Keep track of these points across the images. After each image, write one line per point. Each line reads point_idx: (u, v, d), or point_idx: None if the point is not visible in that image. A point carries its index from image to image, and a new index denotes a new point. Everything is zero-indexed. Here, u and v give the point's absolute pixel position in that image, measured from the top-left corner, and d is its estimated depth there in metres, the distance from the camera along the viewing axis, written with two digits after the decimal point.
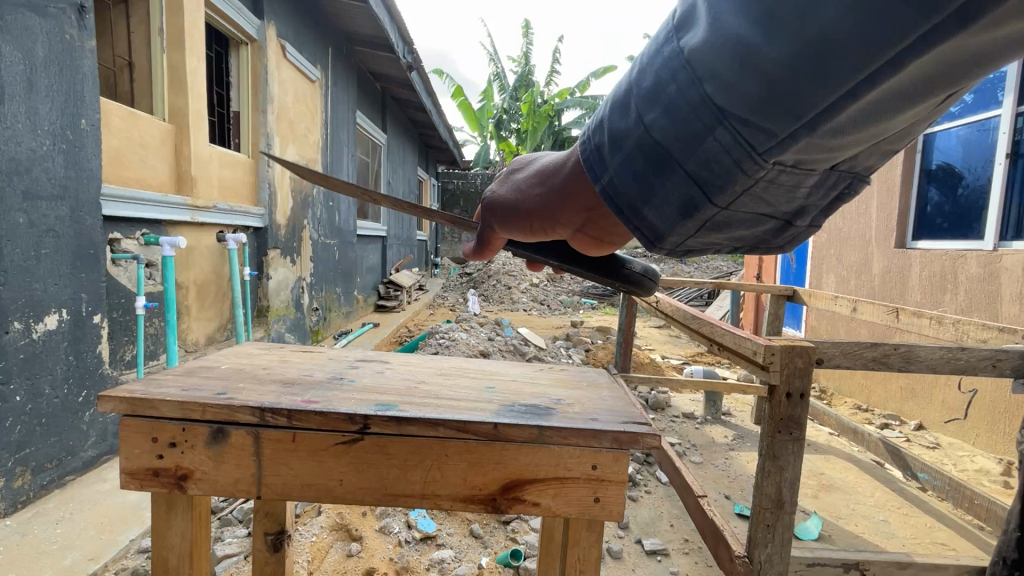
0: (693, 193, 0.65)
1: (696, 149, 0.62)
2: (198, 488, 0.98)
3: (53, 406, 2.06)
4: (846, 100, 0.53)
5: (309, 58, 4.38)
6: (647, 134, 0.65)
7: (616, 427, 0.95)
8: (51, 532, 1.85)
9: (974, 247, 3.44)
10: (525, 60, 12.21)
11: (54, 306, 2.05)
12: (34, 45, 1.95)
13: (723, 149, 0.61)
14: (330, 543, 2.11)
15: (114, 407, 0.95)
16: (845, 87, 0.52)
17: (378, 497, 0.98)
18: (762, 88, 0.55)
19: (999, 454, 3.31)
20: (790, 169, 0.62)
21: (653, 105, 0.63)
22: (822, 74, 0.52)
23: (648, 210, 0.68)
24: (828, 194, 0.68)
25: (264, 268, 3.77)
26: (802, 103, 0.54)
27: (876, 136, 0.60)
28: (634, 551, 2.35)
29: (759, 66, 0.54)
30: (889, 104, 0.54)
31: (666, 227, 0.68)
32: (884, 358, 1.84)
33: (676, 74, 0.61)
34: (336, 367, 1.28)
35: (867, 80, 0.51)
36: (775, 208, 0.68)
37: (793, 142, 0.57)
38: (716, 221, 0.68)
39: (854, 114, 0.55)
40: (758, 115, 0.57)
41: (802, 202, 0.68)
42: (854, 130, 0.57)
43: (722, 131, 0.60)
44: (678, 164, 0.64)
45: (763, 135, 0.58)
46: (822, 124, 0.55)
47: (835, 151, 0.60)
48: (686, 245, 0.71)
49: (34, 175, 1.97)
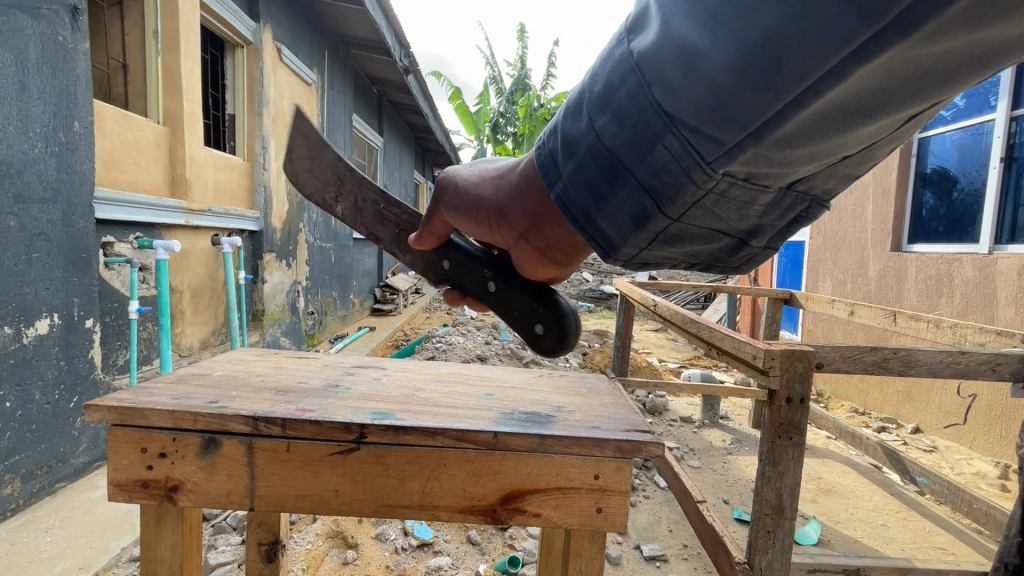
0: (645, 203, 0.63)
1: (646, 156, 0.60)
2: (189, 500, 0.96)
3: (44, 412, 2.03)
4: (792, 109, 0.53)
5: (305, 61, 4.36)
6: (599, 141, 0.63)
7: (619, 436, 0.93)
8: (41, 541, 1.81)
9: (970, 251, 3.45)
10: (521, 64, 12.23)
11: (45, 311, 2.02)
12: (27, 46, 1.93)
13: (672, 158, 0.59)
14: (326, 551, 2.08)
15: (103, 416, 0.92)
16: (790, 96, 0.52)
17: (375, 508, 0.96)
18: (710, 94, 0.53)
19: (996, 457, 3.31)
20: (742, 183, 0.60)
21: (603, 110, 0.61)
22: (766, 81, 0.51)
23: (601, 219, 0.66)
24: (784, 215, 0.68)
25: (259, 271, 3.74)
26: (748, 110, 0.53)
27: (828, 152, 0.59)
28: (633, 557, 2.32)
29: (706, 71, 0.53)
30: (838, 116, 0.54)
31: (619, 237, 0.66)
32: (884, 362, 1.82)
33: (626, 78, 0.59)
34: (332, 375, 1.25)
35: (812, 88, 0.51)
36: (729, 224, 0.67)
37: (740, 152, 0.56)
38: (670, 233, 0.67)
39: (801, 124, 0.54)
40: (705, 122, 0.55)
41: (756, 221, 0.67)
42: (801, 143, 0.56)
43: (671, 139, 0.58)
44: (630, 172, 0.62)
45: (711, 143, 0.57)
46: (770, 133, 0.55)
47: (788, 166, 0.59)
48: (641, 256, 0.70)
49: (26, 178, 1.94)
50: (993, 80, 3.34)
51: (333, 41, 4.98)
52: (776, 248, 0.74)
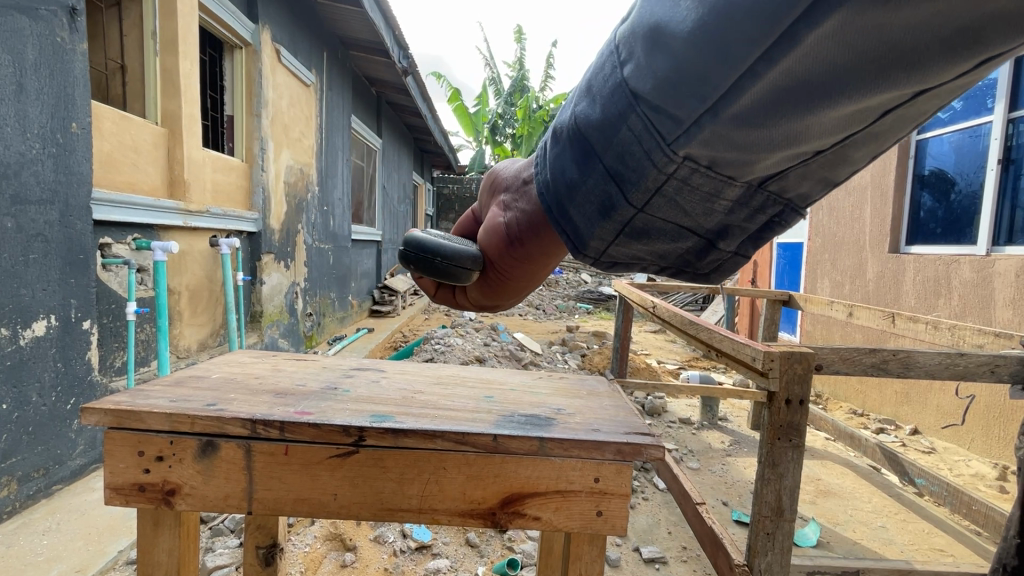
0: (611, 190, 0.67)
1: (613, 139, 0.65)
2: (187, 503, 0.95)
3: (41, 414, 2.02)
4: (748, 80, 0.55)
5: (304, 62, 4.36)
6: (575, 125, 0.68)
7: (619, 439, 0.93)
8: (38, 543, 1.80)
9: (967, 252, 3.46)
10: (519, 65, 12.24)
11: (42, 312, 2.01)
12: (24, 47, 1.92)
13: (635, 138, 0.63)
14: (324, 553, 2.07)
15: (99, 419, 0.92)
16: (744, 66, 0.55)
17: (374, 511, 0.95)
18: (670, 68, 0.58)
19: (994, 458, 3.32)
20: (705, 170, 0.63)
21: (583, 95, 0.67)
22: (723, 50, 0.54)
23: (571, 207, 0.71)
24: (751, 213, 0.68)
25: (257, 273, 3.73)
26: (705, 82, 0.57)
27: (789, 140, 0.59)
28: (632, 559, 2.32)
29: (666, 45, 0.57)
30: (794, 95, 0.55)
31: (586, 226, 0.70)
32: (883, 364, 1.81)
33: (605, 64, 0.65)
34: (330, 376, 1.25)
35: (765, 57, 0.54)
36: (694, 219, 0.69)
37: (698, 130, 0.59)
38: (636, 226, 0.70)
39: (756, 100, 0.56)
40: (663, 98, 0.59)
41: (722, 217, 0.69)
42: (760, 123, 0.57)
43: (636, 119, 0.62)
44: (599, 157, 0.67)
45: (671, 122, 0.60)
46: (726, 109, 0.57)
47: (750, 152, 0.61)
48: (609, 252, 0.73)
49: (23, 179, 1.93)
50: (990, 82, 3.36)
51: (331, 42, 4.98)
52: (747, 256, 0.75)
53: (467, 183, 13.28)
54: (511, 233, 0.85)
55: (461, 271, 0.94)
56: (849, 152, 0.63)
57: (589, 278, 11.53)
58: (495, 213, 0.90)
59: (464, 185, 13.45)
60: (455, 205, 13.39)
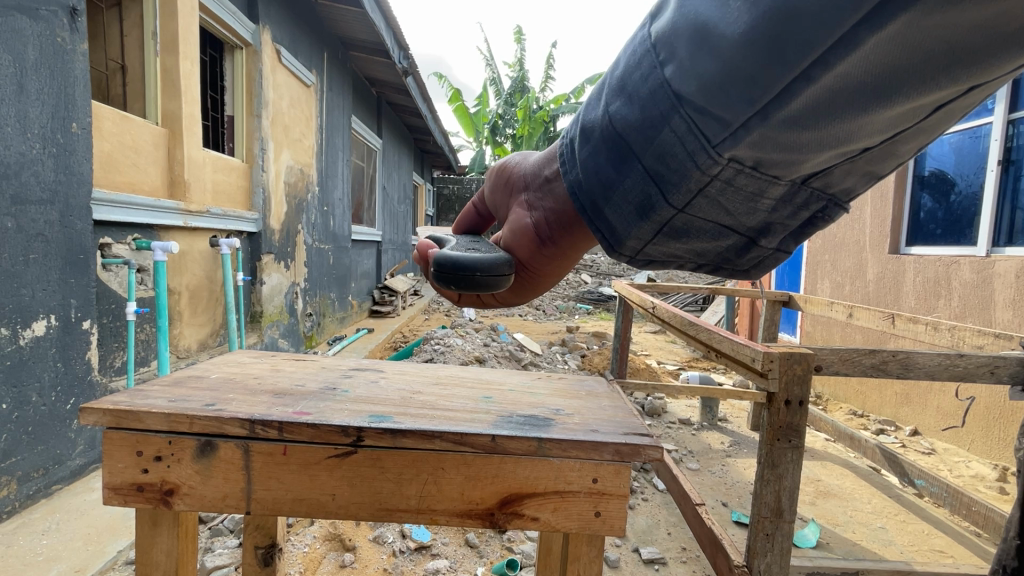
0: (650, 191, 0.69)
1: (653, 140, 0.66)
2: (185, 504, 0.95)
3: (41, 414, 2.02)
4: (801, 84, 0.55)
5: (304, 63, 4.37)
6: (611, 125, 0.70)
7: (617, 439, 0.93)
8: (37, 543, 1.80)
9: (967, 253, 3.45)
10: (519, 66, 12.25)
11: (42, 312, 2.01)
12: (25, 48, 1.92)
13: (678, 140, 0.64)
14: (323, 554, 2.07)
15: (97, 419, 0.92)
16: (797, 70, 0.54)
17: (373, 512, 0.95)
18: (716, 72, 0.58)
19: (994, 459, 3.32)
20: (749, 171, 0.64)
21: (618, 96, 0.69)
22: (775, 54, 0.54)
23: (608, 206, 0.74)
24: (797, 211, 0.69)
25: (257, 273, 3.73)
26: (754, 87, 0.57)
27: (838, 141, 0.59)
28: (631, 560, 2.32)
29: (717, 46, 0.57)
30: (848, 98, 0.54)
31: (623, 224, 0.74)
32: (883, 365, 1.81)
33: (640, 65, 0.66)
34: (329, 377, 1.25)
35: (820, 60, 0.53)
36: (736, 217, 0.69)
37: (745, 133, 0.60)
38: (675, 225, 0.72)
39: (809, 102, 0.56)
40: (709, 101, 0.60)
41: (767, 215, 0.69)
42: (811, 125, 0.57)
43: (678, 121, 0.64)
44: (637, 158, 0.69)
45: (716, 124, 0.61)
46: (775, 112, 0.57)
47: (798, 152, 0.61)
48: (645, 250, 0.75)
49: (23, 179, 1.93)
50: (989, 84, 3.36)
51: (332, 43, 4.98)
52: (790, 250, 0.75)
53: (467, 184, 13.27)
54: (543, 233, 0.88)
55: (500, 279, 0.95)
56: (898, 147, 0.62)
57: (589, 279, 11.53)
58: (520, 214, 0.93)
59: (464, 186, 13.44)
60: (455, 205, 13.39)
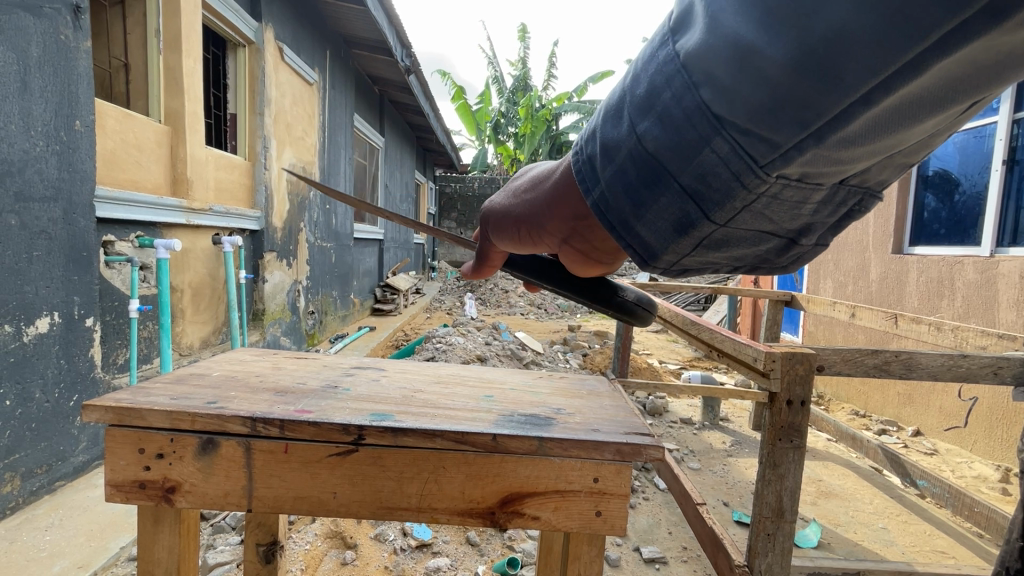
0: (689, 208, 0.63)
1: (692, 160, 0.61)
2: (187, 501, 0.95)
3: (44, 411, 2.03)
4: (858, 107, 0.52)
5: (307, 61, 4.36)
6: (640, 144, 0.63)
7: (618, 439, 0.93)
8: (40, 539, 1.81)
9: (971, 254, 3.44)
10: (522, 64, 12.26)
11: (45, 309, 2.02)
12: (29, 45, 1.93)
13: (722, 161, 0.59)
14: (325, 551, 2.08)
15: (100, 416, 0.92)
16: (857, 95, 0.51)
17: (374, 510, 0.95)
18: (764, 95, 0.53)
19: (997, 460, 3.31)
20: (795, 183, 0.61)
21: (646, 115, 0.62)
22: (832, 80, 0.50)
23: (641, 226, 0.66)
24: (837, 211, 0.67)
25: (259, 271, 3.74)
26: (808, 111, 0.53)
27: (889, 147, 0.59)
28: (632, 559, 2.32)
29: (763, 72, 0.52)
30: (904, 113, 0.53)
31: (660, 244, 0.67)
32: (885, 365, 1.80)
33: (668, 81, 0.59)
34: (330, 376, 1.25)
35: (882, 85, 0.50)
36: (777, 224, 0.66)
37: (798, 154, 0.57)
38: (715, 238, 0.67)
39: (865, 123, 0.54)
40: (758, 125, 0.56)
41: (808, 218, 0.67)
42: (866, 140, 0.56)
43: (720, 141, 0.58)
44: (673, 178, 0.62)
45: (765, 145, 0.57)
46: (830, 134, 0.54)
47: (846, 163, 0.59)
48: (681, 262, 0.70)
49: (27, 176, 1.94)
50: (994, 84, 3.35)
51: (334, 41, 4.98)
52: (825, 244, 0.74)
53: (470, 182, 13.26)
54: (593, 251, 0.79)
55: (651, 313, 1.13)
56: (935, 138, 0.62)
57: None
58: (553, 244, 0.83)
59: (467, 185, 13.43)
60: (457, 204, 13.39)
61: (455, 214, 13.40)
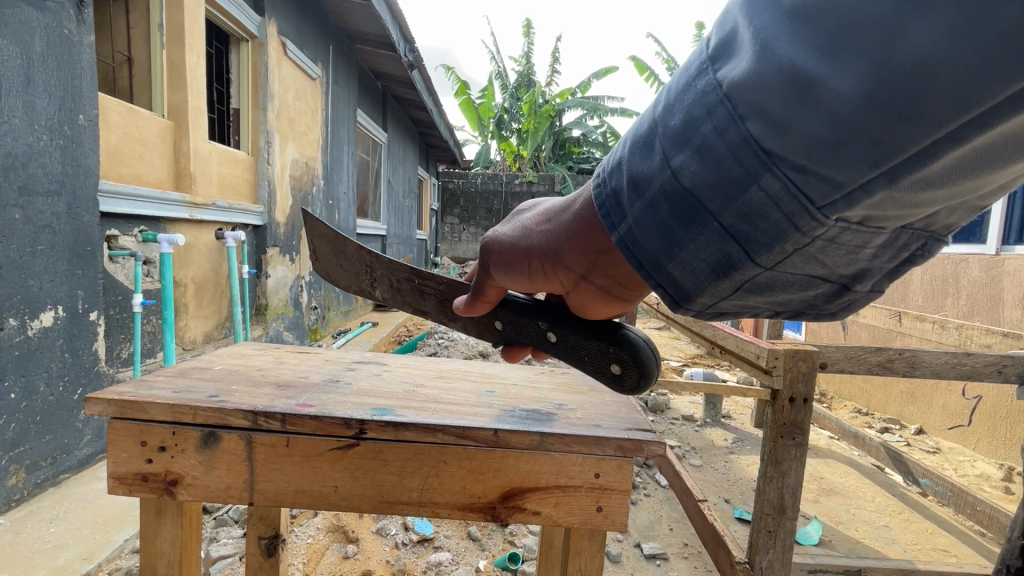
0: (729, 249, 0.60)
1: (736, 198, 0.57)
2: (189, 494, 0.96)
3: (48, 403, 2.04)
4: (946, 144, 0.47)
5: (310, 56, 4.36)
6: (675, 179, 0.61)
7: (620, 434, 0.93)
8: (45, 531, 1.82)
9: (977, 252, 3.42)
10: (525, 60, 12.24)
11: (50, 303, 2.03)
12: (32, 39, 1.92)
13: (771, 200, 0.56)
14: (327, 545, 2.09)
15: (102, 409, 0.92)
16: (940, 131, 0.46)
17: (375, 504, 0.95)
18: (826, 131, 0.50)
19: (1000, 459, 3.29)
20: (854, 228, 0.56)
21: (682, 148, 0.59)
22: (914, 115, 0.46)
23: (673, 265, 0.64)
24: (896, 256, 0.62)
25: (262, 266, 3.74)
26: (882, 149, 0.48)
27: (960, 194, 0.54)
28: (633, 555, 2.32)
29: (826, 105, 0.49)
30: (988, 155, 0.50)
31: (694, 284, 0.64)
32: (889, 363, 1.80)
33: (709, 113, 0.57)
34: (332, 370, 1.25)
35: (973, 122, 0.45)
36: (829, 268, 0.62)
37: (864, 194, 0.52)
38: (759, 281, 0.63)
39: (939, 163, 0.49)
40: (816, 161, 0.52)
41: (863, 264, 0.62)
42: (941, 183, 0.52)
43: (770, 178, 0.55)
44: (714, 215, 0.59)
45: (824, 185, 0.53)
46: (904, 174, 0.50)
47: (914, 207, 0.55)
48: (716, 305, 0.67)
49: (31, 170, 1.94)
50: None
51: (337, 36, 4.97)
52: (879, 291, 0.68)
53: (473, 178, 13.24)
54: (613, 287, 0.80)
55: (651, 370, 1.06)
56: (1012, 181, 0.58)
57: None
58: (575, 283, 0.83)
59: (469, 180, 13.35)
60: (460, 200, 13.38)
61: (457, 210, 13.39)
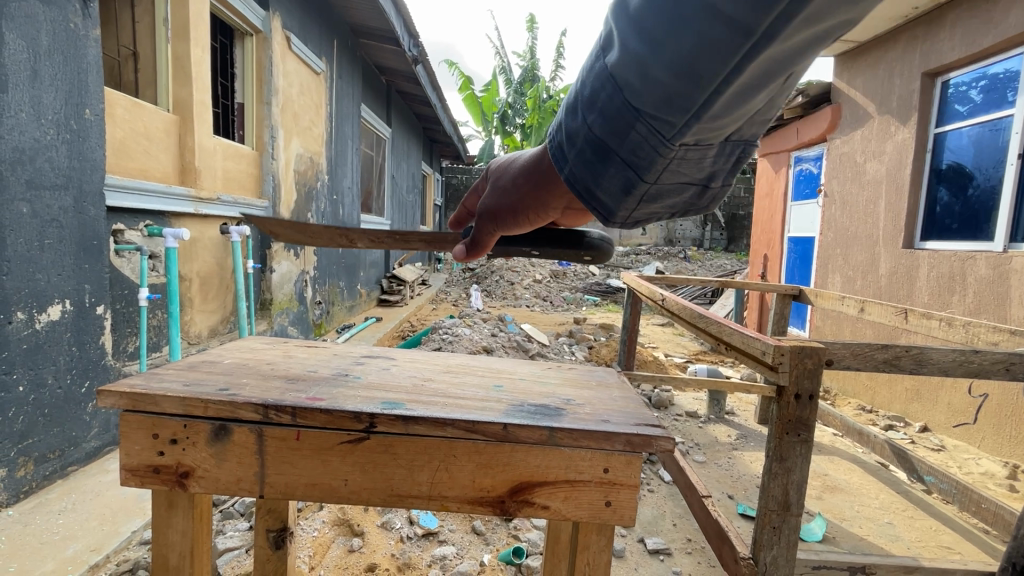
0: (630, 176, 0.74)
1: (624, 140, 0.71)
2: (200, 486, 0.96)
3: (57, 396, 2.05)
4: (723, 87, 0.62)
5: (314, 51, 4.34)
6: (589, 131, 0.73)
7: (629, 429, 0.93)
8: (54, 522, 1.84)
9: (984, 249, 3.39)
10: (530, 55, 12.17)
11: (57, 297, 2.04)
12: (39, 33, 1.93)
13: (646, 138, 0.70)
14: (332, 538, 2.11)
15: (114, 402, 0.93)
16: (718, 78, 0.61)
17: (385, 497, 0.96)
18: (664, 86, 0.64)
19: (1005, 457, 3.28)
20: (695, 146, 0.71)
21: (591, 109, 0.72)
22: (702, 71, 0.61)
23: (598, 192, 0.76)
24: (729, 160, 0.76)
25: (267, 260, 3.75)
26: (692, 95, 0.63)
27: (749, 113, 0.69)
28: (636, 551, 2.34)
29: (657, 70, 0.63)
30: (756, 85, 0.64)
31: (614, 206, 0.77)
32: (896, 360, 1.79)
33: (600, 79, 0.70)
34: (341, 364, 1.26)
35: (732, 72, 0.61)
36: (691, 177, 0.76)
37: (691, 125, 0.67)
38: (652, 195, 0.77)
39: (728, 99, 0.64)
40: (666, 112, 0.66)
41: (711, 168, 0.76)
42: (729, 113, 0.67)
43: (642, 124, 0.69)
44: (615, 153, 0.73)
45: (671, 123, 0.67)
46: (709, 110, 0.65)
47: (718, 131, 0.70)
48: (633, 216, 0.80)
49: (38, 165, 1.95)
50: (1011, 75, 3.27)
51: (342, 31, 4.96)
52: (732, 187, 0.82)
53: (476, 173, 13.22)
54: None
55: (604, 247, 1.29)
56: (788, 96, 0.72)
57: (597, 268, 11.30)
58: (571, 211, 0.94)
59: (473, 176, 13.35)
60: (464, 195, 13.36)
61: None
